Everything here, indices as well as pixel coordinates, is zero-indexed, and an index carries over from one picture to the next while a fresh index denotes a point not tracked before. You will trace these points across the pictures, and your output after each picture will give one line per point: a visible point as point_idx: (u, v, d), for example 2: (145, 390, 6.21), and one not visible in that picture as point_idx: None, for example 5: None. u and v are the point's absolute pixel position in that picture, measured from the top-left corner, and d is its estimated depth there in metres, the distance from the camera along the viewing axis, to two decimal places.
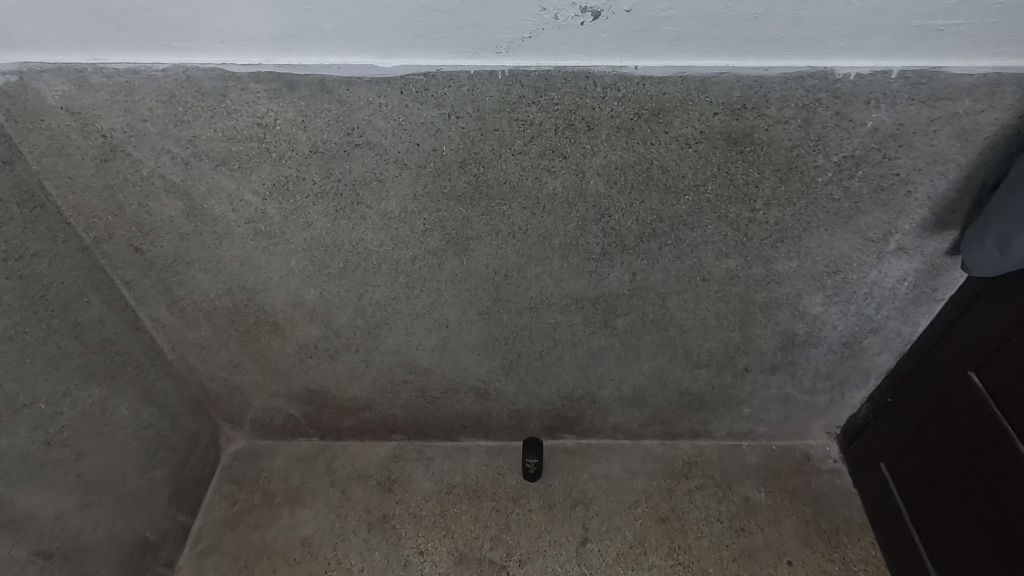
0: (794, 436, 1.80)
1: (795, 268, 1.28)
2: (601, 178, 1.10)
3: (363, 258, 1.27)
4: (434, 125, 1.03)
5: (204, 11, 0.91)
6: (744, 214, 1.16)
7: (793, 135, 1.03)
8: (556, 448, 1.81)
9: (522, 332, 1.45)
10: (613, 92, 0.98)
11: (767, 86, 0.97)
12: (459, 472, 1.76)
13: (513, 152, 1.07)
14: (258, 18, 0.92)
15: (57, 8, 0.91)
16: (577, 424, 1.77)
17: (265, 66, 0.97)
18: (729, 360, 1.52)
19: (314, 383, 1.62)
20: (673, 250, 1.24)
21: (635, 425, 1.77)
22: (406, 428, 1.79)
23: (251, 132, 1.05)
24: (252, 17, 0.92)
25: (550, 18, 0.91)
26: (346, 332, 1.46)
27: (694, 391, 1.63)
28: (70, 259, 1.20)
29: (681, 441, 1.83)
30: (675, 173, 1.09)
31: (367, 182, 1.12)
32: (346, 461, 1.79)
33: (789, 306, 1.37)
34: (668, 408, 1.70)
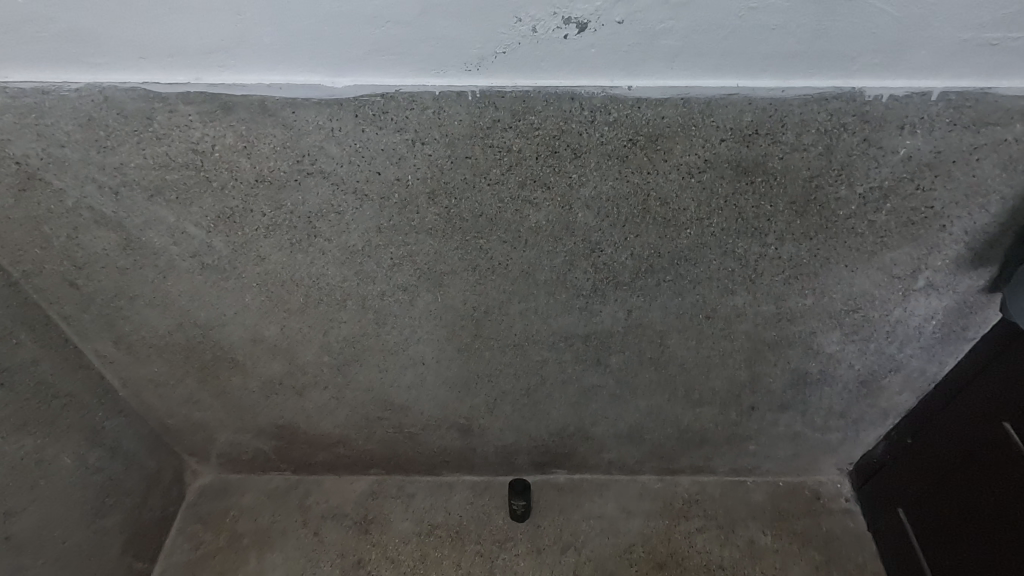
0: (803, 472, 1.67)
1: (809, 306, 1.14)
2: (591, 210, 0.96)
3: (326, 293, 1.14)
4: (396, 152, 0.90)
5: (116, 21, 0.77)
6: (753, 249, 1.02)
7: (812, 164, 0.89)
8: (546, 484, 1.69)
9: (506, 370, 1.32)
10: (603, 116, 0.84)
11: (783, 110, 0.83)
12: (441, 511, 1.63)
13: (489, 182, 0.93)
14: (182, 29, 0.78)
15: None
16: (568, 459, 1.64)
17: (195, 86, 0.83)
18: (734, 398, 1.39)
19: (281, 418, 1.49)
20: (672, 287, 1.10)
21: (631, 460, 1.64)
22: (385, 463, 1.66)
23: (186, 159, 0.91)
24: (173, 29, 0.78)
25: (527, 31, 0.77)
26: (312, 369, 1.33)
27: (695, 428, 1.50)
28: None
29: (680, 477, 1.70)
30: (675, 205, 0.95)
31: (324, 214, 0.99)
32: (320, 498, 1.67)
33: (802, 344, 1.23)
34: (667, 444, 1.57)
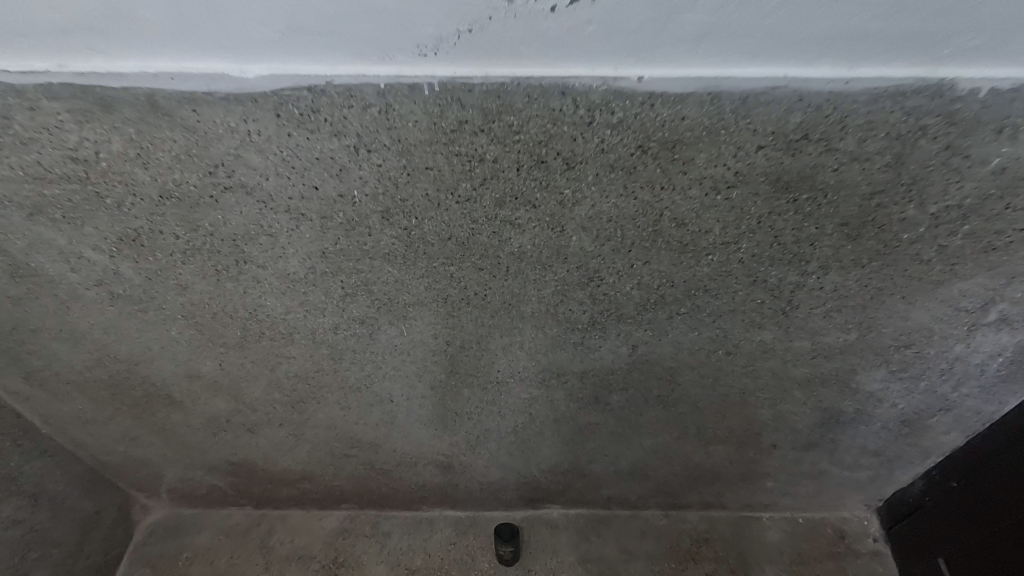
0: (826, 509, 1.49)
1: (851, 341, 0.94)
2: (587, 233, 0.76)
3: (267, 326, 0.94)
4: (336, 162, 0.69)
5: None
6: (789, 279, 0.83)
7: (874, 178, 0.69)
8: (538, 521, 1.51)
9: (488, 407, 1.13)
10: (603, 116, 0.64)
11: (844, 108, 0.62)
12: (420, 553, 1.46)
13: (457, 199, 0.73)
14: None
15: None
16: (563, 495, 1.46)
17: (57, 76, 0.62)
18: (752, 437, 1.20)
19: (235, 455, 1.31)
20: (686, 320, 0.91)
21: (633, 497, 1.46)
22: (357, 499, 1.48)
23: (65, 170, 0.70)
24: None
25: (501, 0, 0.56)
26: (263, 406, 1.14)
27: (706, 465, 1.32)
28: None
29: (688, 512, 1.52)
30: (694, 227, 0.75)
31: (252, 237, 0.79)
32: (286, 537, 1.49)
33: (838, 382, 1.04)
34: (674, 481, 1.39)
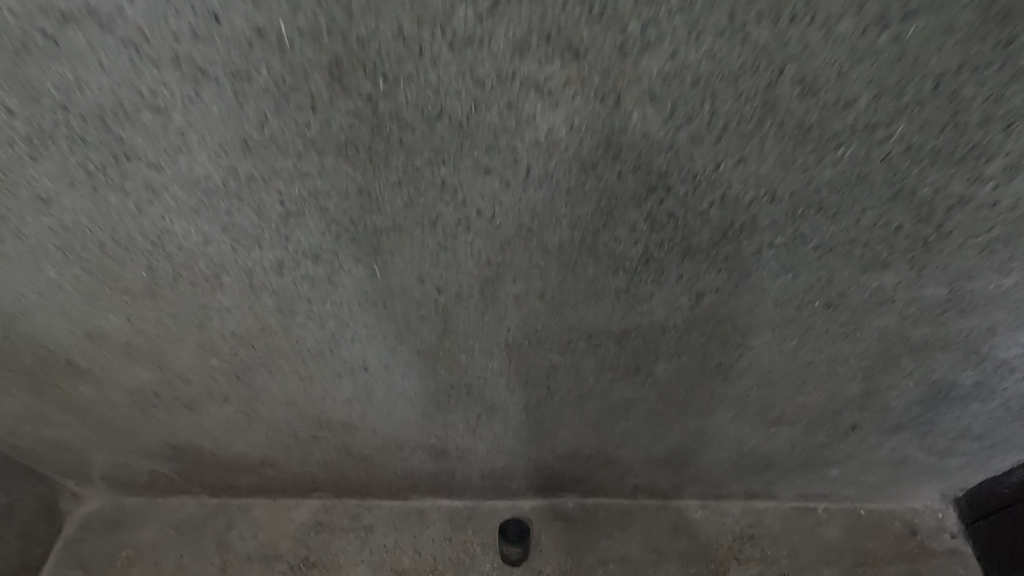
0: (893, 500, 1.25)
1: (1005, 290, 0.67)
2: (657, 104, 0.49)
3: (182, 265, 0.67)
4: None
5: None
6: (950, 190, 0.55)
7: None
8: (549, 513, 1.27)
9: (494, 379, 0.87)
10: None
11: None
12: (409, 552, 1.22)
13: (451, 42, 0.44)
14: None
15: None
16: (580, 484, 1.21)
17: None
18: (828, 417, 0.94)
19: (174, 438, 1.05)
20: (781, 255, 0.63)
21: (664, 486, 1.21)
22: (332, 487, 1.23)
23: None
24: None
25: None
26: (197, 377, 0.87)
27: (761, 451, 1.06)
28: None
29: (728, 503, 1.28)
30: (828, 97, 0.47)
31: (130, 115, 0.50)
32: (247, 532, 1.25)
33: (964, 348, 0.77)
34: (717, 469, 1.14)
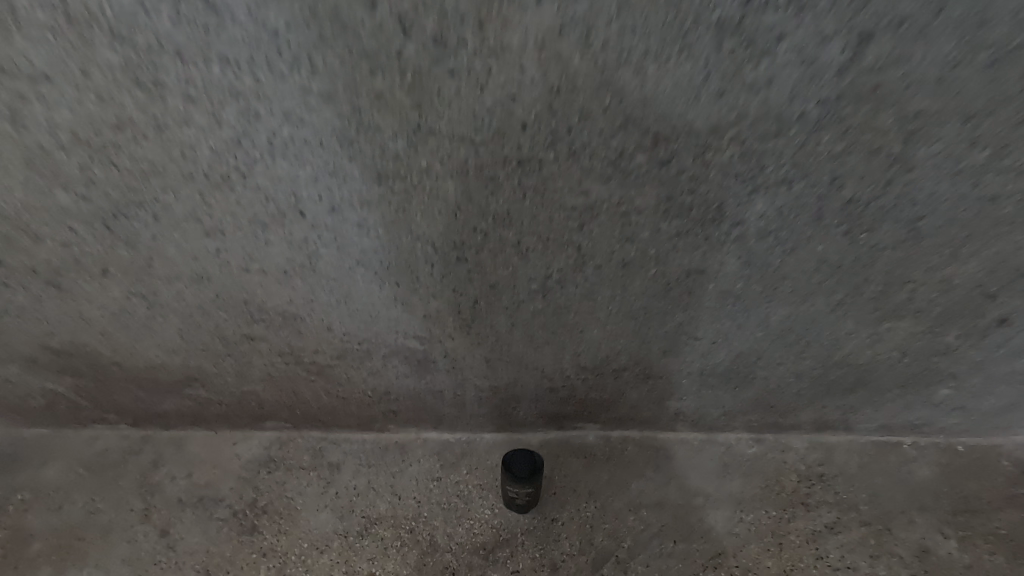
0: (1000, 432, 0.99)
1: None
2: None
3: None
4: None
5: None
6: None
7: None
8: (564, 449, 1.01)
9: (498, 234, 0.57)
10: None
11: None
12: (386, 495, 0.96)
13: None
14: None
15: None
16: (604, 411, 0.95)
17: None
18: (972, 303, 0.66)
19: (57, 340, 0.77)
20: None
21: (712, 413, 0.95)
22: (287, 415, 0.97)
23: None
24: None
25: None
26: (53, 230, 0.59)
27: (855, 361, 0.79)
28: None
29: (788, 437, 1.02)
30: None
31: None
32: (180, 471, 0.98)
33: None
34: (788, 389, 0.87)
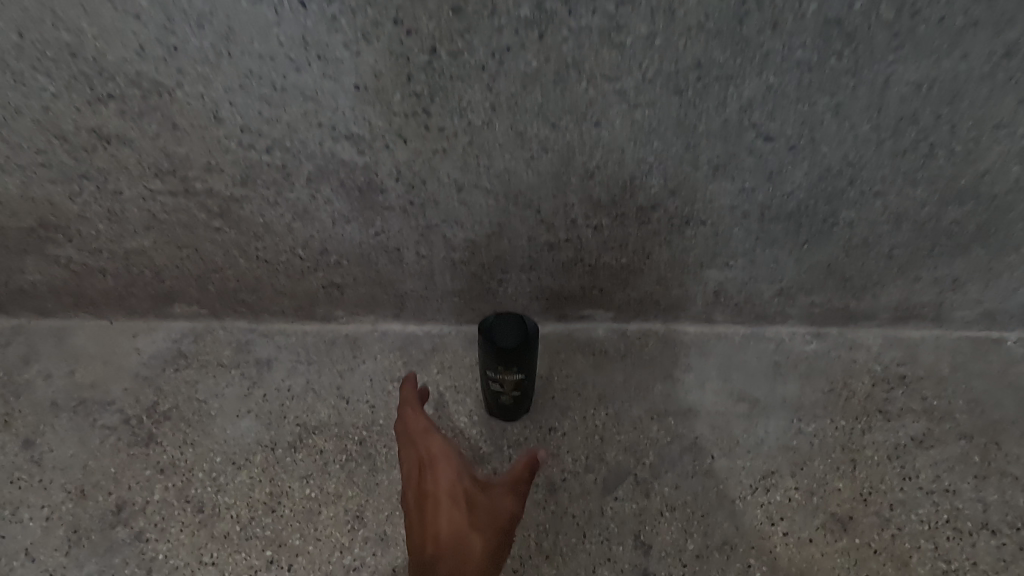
0: None
1: None
2: None
3: None
4: None
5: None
6: None
7: None
8: (566, 344, 0.77)
9: None
10: None
11: None
12: (329, 399, 0.72)
13: None
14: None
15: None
16: (622, 287, 0.70)
17: None
18: None
19: None
20: None
21: (765, 291, 0.71)
22: (197, 292, 0.72)
23: None
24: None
25: None
26: None
27: (991, 186, 0.55)
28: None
29: (861, 331, 0.78)
30: None
31: None
32: (59, 368, 0.75)
33: None
34: (878, 244, 0.62)
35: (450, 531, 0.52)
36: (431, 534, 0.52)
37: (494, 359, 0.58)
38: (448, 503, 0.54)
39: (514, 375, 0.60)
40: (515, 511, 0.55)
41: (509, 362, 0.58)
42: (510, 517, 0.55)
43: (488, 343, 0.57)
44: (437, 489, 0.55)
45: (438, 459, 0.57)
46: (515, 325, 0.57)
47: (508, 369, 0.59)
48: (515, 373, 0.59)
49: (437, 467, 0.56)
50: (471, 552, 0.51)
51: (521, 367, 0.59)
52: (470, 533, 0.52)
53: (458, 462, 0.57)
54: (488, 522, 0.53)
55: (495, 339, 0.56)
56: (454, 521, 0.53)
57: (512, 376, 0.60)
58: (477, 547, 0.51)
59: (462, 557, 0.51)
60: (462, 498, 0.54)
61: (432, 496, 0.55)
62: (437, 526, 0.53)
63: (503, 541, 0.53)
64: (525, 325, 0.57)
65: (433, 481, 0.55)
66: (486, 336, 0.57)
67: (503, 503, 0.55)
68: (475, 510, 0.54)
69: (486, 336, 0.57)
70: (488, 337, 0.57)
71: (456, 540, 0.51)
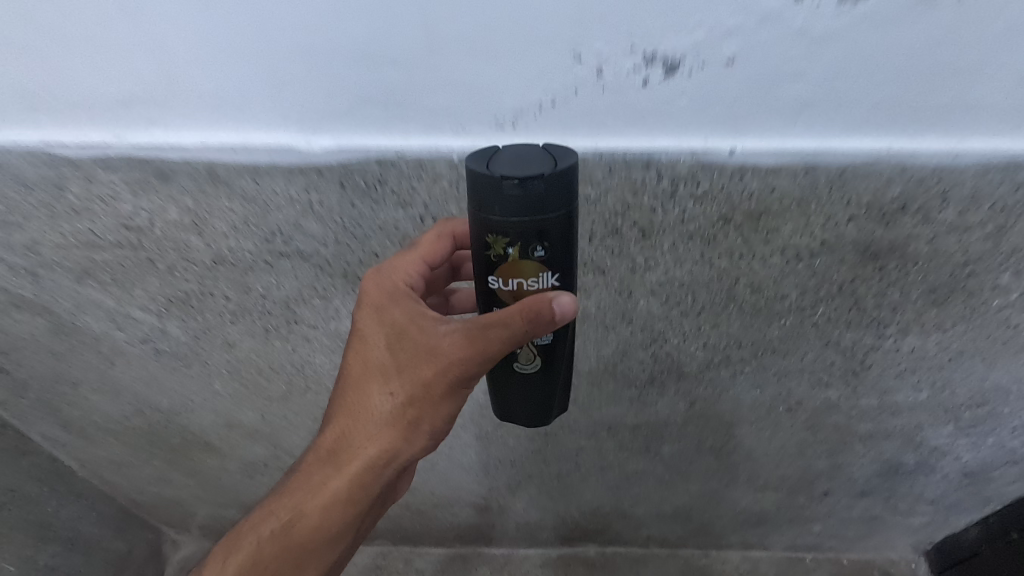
0: (872, 551, 1.42)
1: (924, 399, 0.89)
2: (658, 296, 0.72)
3: (312, 379, 0.89)
4: (401, 233, 0.65)
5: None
6: (864, 342, 0.78)
7: (972, 249, 0.64)
8: (573, 560, 1.47)
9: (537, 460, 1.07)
10: (688, 188, 0.59)
11: (949, 179, 0.57)
12: None
13: None
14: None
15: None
16: (601, 536, 1.41)
17: (111, 149, 0.59)
18: (805, 485, 1.15)
19: None
20: (752, 378, 0.85)
21: (674, 537, 1.41)
22: (389, 535, 1.45)
23: (117, 237, 0.68)
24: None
25: (588, 73, 0.52)
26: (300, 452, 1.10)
27: (754, 510, 1.26)
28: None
29: (729, 552, 1.47)
30: (773, 294, 0.71)
31: (302, 299, 0.74)
32: None
33: (902, 437, 0.99)
34: (719, 524, 1.33)
35: (360, 371, 0.62)
36: (359, 366, 0.62)
37: (515, 221, 0.49)
38: (374, 350, 0.61)
39: (540, 279, 0.53)
40: (446, 354, 0.57)
41: (533, 212, 0.49)
42: (440, 356, 0.57)
43: (490, 180, 0.48)
44: (366, 325, 0.62)
45: (384, 272, 0.62)
46: (533, 159, 0.49)
47: (533, 247, 0.51)
48: (544, 248, 0.51)
49: (369, 306, 0.62)
50: (381, 413, 0.62)
51: (550, 241, 0.51)
52: (381, 391, 0.62)
53: (401, 296, 0.61)
54: (412, 379, 0.60)
55: (507, 172, 0.48)
56: (371, 372, 0.62)
57: (540, 256, 0.52)
58: (384, 403, 0.62)
59: (372, 435, 0.63)
60: (392, 334, 0.61)
61: (366, 334, 0.62)
62: (365, 360, 0.62)
63: (424, 395, 0.60)
64: (551, 158, 0.49)
65: (371, 307, 0.62)
66: (495, 196, 0.48)
67: (442, 342, 0.57)
68: (400, 358, 0.60)
69: (494, 175, 0.48)
70: (500, 179, 0.47)
71: (369, 393, 0.62)
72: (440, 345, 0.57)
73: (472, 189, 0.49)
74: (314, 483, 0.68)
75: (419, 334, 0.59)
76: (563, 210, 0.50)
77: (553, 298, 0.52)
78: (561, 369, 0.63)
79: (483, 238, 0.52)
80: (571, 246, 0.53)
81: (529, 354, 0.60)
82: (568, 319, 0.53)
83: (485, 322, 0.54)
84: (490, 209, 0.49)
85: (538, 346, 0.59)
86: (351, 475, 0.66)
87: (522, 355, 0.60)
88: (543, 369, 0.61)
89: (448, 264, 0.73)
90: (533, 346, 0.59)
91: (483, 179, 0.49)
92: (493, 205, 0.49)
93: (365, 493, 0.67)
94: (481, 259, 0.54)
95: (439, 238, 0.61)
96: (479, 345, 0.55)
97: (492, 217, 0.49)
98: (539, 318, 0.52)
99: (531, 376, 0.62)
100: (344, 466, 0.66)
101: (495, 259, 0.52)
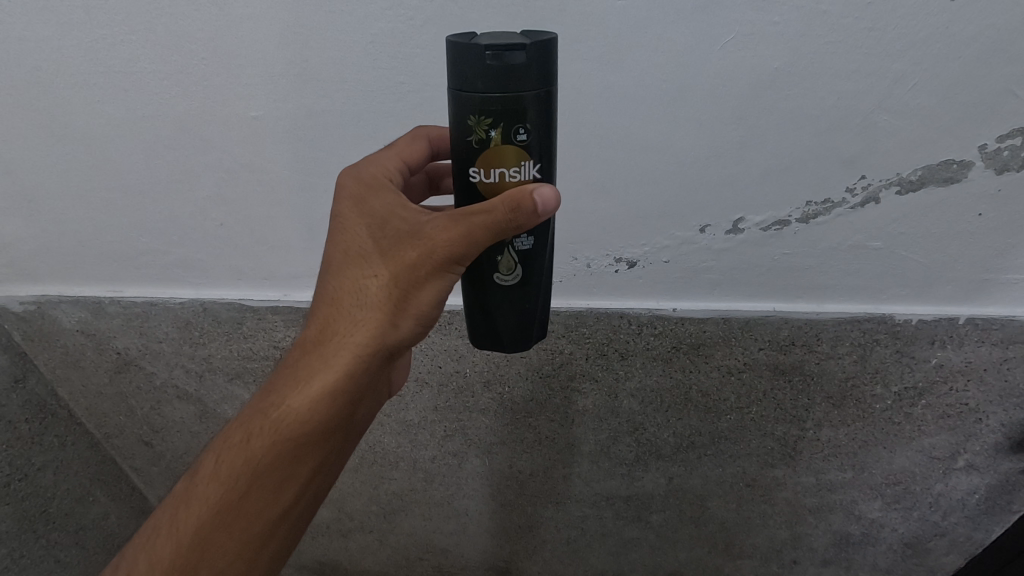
0: None
1: (850, 478, 1.11)
2: (636, 398, 1.01)
3: (380, 454, 1.21)
4: (458, 351, 1.02)
5: (198, 224, 0.87)
6: (792, 433, 1.05)
7: (848, 368, 0.93)
8: None
9: (547, 526, 1.29)
10: (649, 329, 0.91)
11: (818, 328, 0.89)
12: None
13: (541, 375, 1.01)
14: (241, 150, 0.80)
15: (11, 172, 0.85)
16: None
17: (282, 301, 0.92)
18: (776, 555, 1.28)
19: (324, 556, 1.46)
20: (714, 460, 1.11)
21: None
22: None
23: (267, 352, 0.97)
24: (214, 116, 0.78)
25: (583, 266, 0.87)
26: (358, 516, 1.35)
27: None
28: (37, 432, 1.07)
29: None
30: (718, 397, 0.99)
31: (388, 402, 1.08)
32: None
33: (844, 510, 1.17)
34: None
35: (342, 258, 0.62)
36: (339, 258, 0.62)
37: (496, 96, 0.55)
38: (357, 238, 0.62)
39: (522, 169, 0.59)
40: (432, 236, 0.58)
41: (510, 89, 0.55)
42: (424, 237, 0.59)
43: (475, 57, 0.54)
44: (347, 212, 0.63)
45: (366, 171, 0.65)
46: (513, 38, 0.54)
47: (514, 129, 0.56)
48: (524, 130, 0.57)
49: (348, 198, 0.64)
50: (360, 307, 0.61)
51: (529, 124, 0.57)
52: (363, 279, 0.61)
53: (383, 185, 0.63)
54: (395, 261, 0.60)
55: (489, 48, 0.53)
56: (352, 261, 0.62)
57: (521, 140, 0.57)
58: (370, 294, 0.61)
59: (353, 327, 0.61)
60: (375, 227, 0.61)
61: (347, 223, 0.63)
62: (346, 252, 0.62)
63: (408, 278, 0.60)
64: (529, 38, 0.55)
65: (352, 199, 0.63)
66: (477, 70, 0.54)
67: (429, 224, 0.59)
68: (384, 247, 0.61)
69: (477, 50, 0.53)
70: (480, 50, 0.53)
71: (350, 287, 0.61)
72: (427, 230, 0.59)
73: (456, 66, 0.55)
74: (287, 391, 0.63)
75: (403, 221, 0.60)
76: (540, 89, 0.56)
77: (533, 192, 0.55)
78: (541, 283, 0.66)
79: (467, 117, 0.57)
80: (549, 139, 0.59)
81: (510, 264, 0.63)
82: (550, 211, 0.57)
83: (469, 208, 0.57)
84: (474, 85, 0.55)
85: (517, 254, 0.63)
86: (325, 383, 0.62)
87: (503, 264, 0.63)
88: (522, 282, 0.64)
89: (424, 173, 0.80)
90: (514, 252, 0.63)
91: (465, 52, 0.54)
92: (475, 79, 0.54)
93: (345, 398, 0.63)
94: (462, 145, 0.59)
95: (415, 139, 0.70)
96: (464, 230, 0.57)
97: (474, 94, 0.55)
98: (521, 210, 0.55)
99: (510, 287, 0.64)
100: (318, 372, 0.62)
101: (477, 145, 0.58)
